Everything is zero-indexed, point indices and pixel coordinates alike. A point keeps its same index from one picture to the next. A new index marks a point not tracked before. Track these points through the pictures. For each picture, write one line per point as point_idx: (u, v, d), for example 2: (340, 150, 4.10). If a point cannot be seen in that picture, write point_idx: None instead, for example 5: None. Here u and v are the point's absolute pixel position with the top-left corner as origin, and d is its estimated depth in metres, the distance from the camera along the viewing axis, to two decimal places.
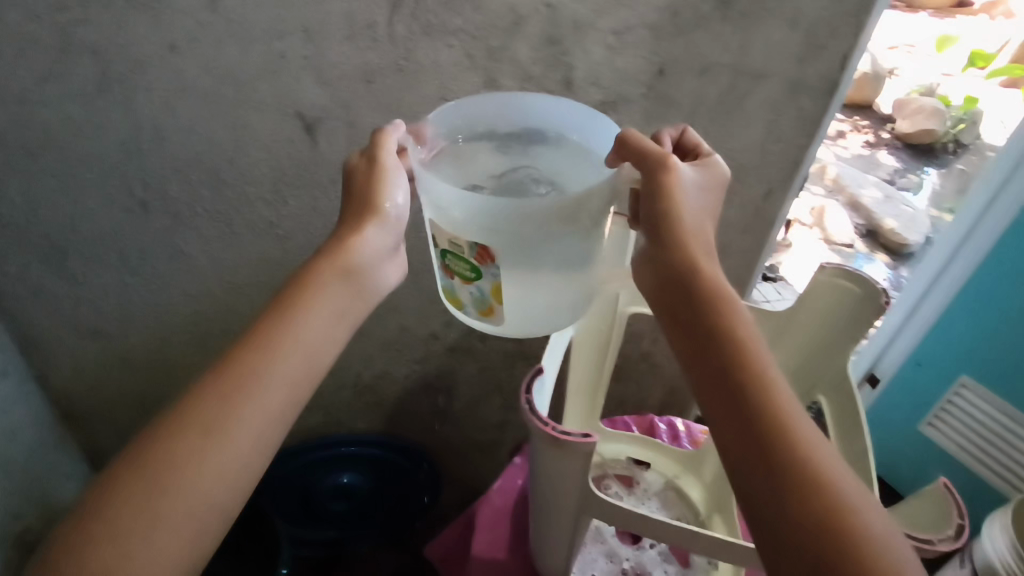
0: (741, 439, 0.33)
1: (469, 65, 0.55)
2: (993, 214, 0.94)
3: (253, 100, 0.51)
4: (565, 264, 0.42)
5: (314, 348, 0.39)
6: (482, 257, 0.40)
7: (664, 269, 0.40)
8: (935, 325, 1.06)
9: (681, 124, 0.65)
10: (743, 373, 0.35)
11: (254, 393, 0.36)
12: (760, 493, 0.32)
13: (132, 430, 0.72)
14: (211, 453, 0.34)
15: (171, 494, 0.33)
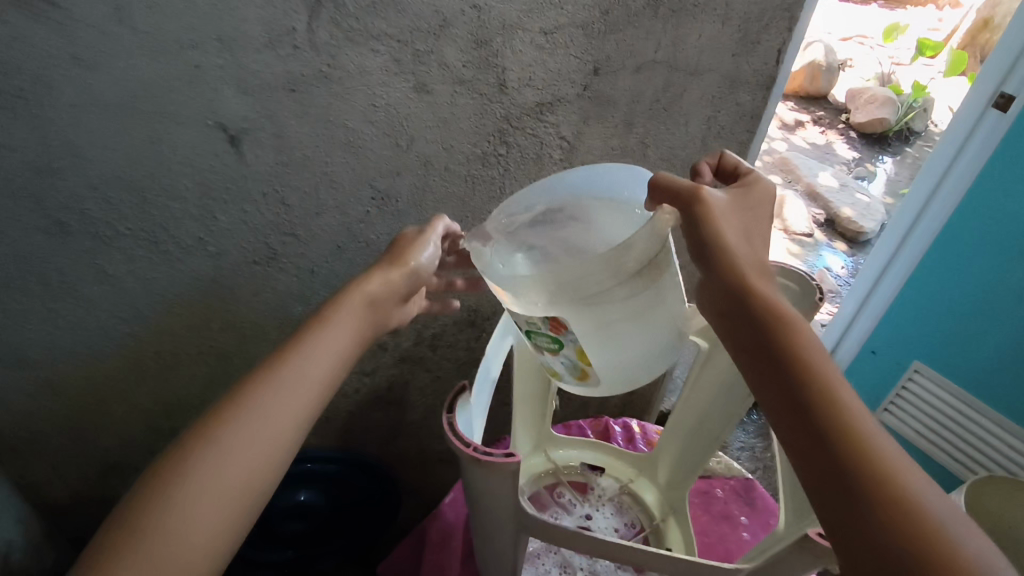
0: (813, 460, 0.32)
1: (396, 70, 0.54)
2: (936, 203, 0.97)
3: (171, 114, 0.49)
4: (632, 311, 0.46)
5: (332, 362, 0.40)
6: (556, 329, 0.46)
7: (719, 296, 0.40)
8: (885, 314, 1.09)
9: (619, 124, 0.65)
10: (807, 391, 0.34)
11: (283, 389, 0.38)
12: (840, 514, 0.30)
13: (69, 462, 0.69)
14: (226, 463, 0.35)
15: (210, 482, 0.34)
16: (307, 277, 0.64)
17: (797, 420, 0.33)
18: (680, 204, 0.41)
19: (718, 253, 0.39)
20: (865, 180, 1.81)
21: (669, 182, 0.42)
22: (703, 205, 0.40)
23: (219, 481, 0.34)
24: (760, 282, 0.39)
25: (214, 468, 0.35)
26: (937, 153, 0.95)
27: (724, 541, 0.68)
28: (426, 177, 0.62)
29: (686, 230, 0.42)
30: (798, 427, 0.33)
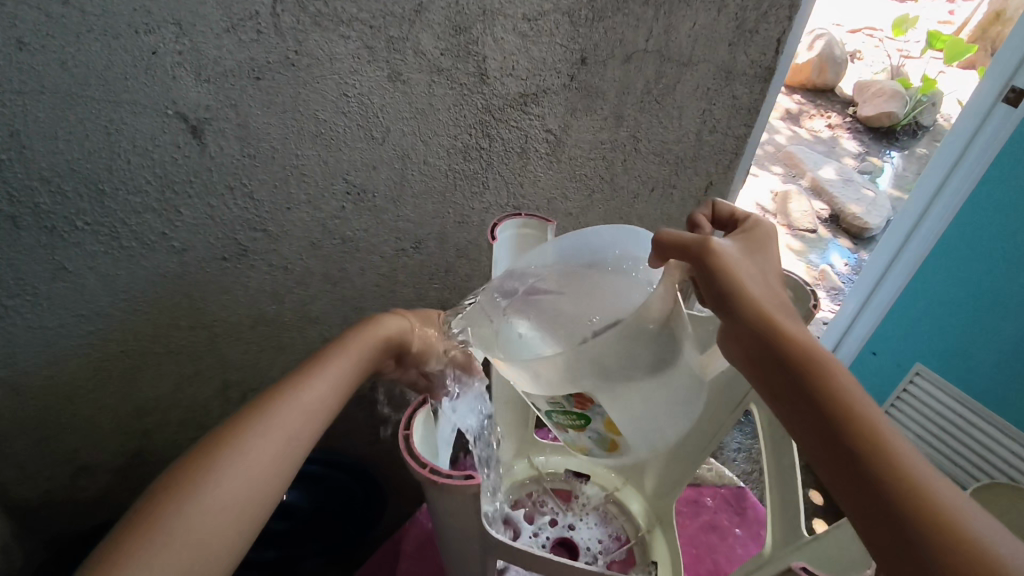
0: (861, 495, 0.30)
1: (369, 58, 0.51)
2: (942, 201, 0.94)
3: (125, 102, 0.47)
4: (654, 366, 0.42)
5: (336, 383, 0.39)
6: (581, 404, 0.44)
7: (743, 341, 0.37)
8: (889, 312, 1.06)
9: (608, 117, 0.62)
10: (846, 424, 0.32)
11: (290, 400, 0.37)
12: (894, 542, 0.28)
13: (35, 463, 0.67)
14: (230, 463, 0.33)
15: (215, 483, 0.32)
16: (280, 273, 0.61)
17: (847, 472, 0.31)
18: (690, 252, 0.40)
19: (737, 296, 0.38)
20: (870, 176, 1.77)
21: (673, 235, 0.41)
22: (714, 252, 0.39)
23: (222, 490, 0.32)
24: (786, 322, 0.37)
25: (221, 476, 0.32)
26: (944, 147, 0.92)
27: (712, 552, 0.65)
28: (404, 170, 0.59)
29: (700, 276, 0.40)
30: (849, 479, 0.31)
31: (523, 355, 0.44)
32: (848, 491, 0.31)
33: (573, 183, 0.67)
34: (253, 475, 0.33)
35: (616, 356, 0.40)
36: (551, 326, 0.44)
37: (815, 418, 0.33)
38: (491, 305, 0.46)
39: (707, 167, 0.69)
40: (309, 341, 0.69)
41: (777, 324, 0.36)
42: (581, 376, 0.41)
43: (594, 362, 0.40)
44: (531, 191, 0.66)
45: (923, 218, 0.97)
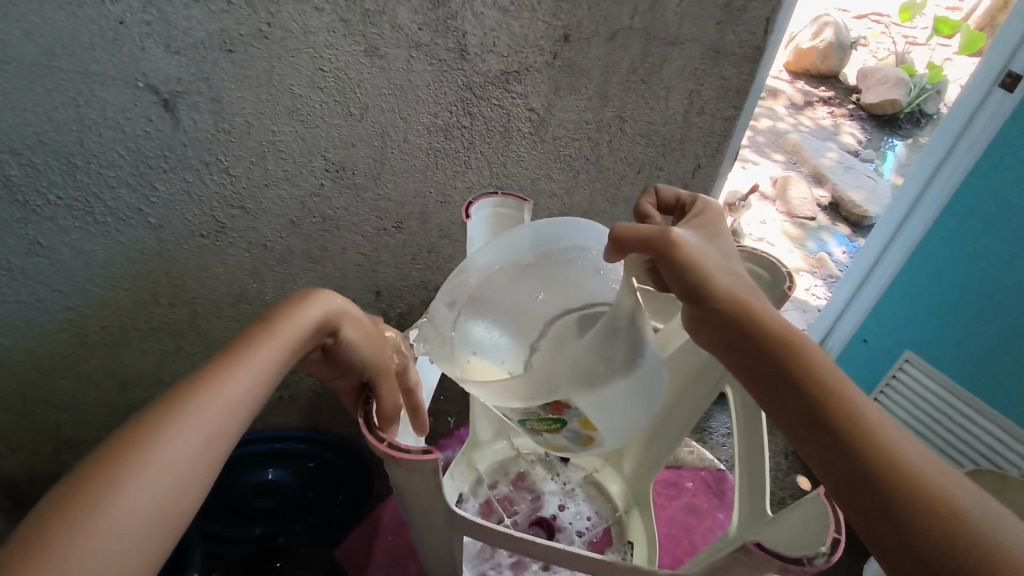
0: (849, 486, 0.31)
1: (344, 32, 0.50)
2: (935, 188, 0.93)
3: (94, 73, 0.46)
4: (628, 362, 0.42)
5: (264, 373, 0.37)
6: (558, 410, 0.42)
7: (719, 331, 0.37)
8: (882, 298, 1.05)
9: (592, 96, 0.60)
10: (831, 415, 0.32)
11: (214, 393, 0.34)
12: (886, 532, 0.29)
13: (16, 439, 0.67)
14: (149, 466, 0.30)
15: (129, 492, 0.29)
16: (260, 250, 0.61)
17: (828, 449, 0.31)
18: (652, 244, 0.38)
19: (704, 287, 0.37)
20: (870, 163, 1.75)
21: (634, 229, 0.39)
22: (676, 241, 0.38)
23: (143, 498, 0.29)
24: (757, 306, 0.36)
25: (139, 484, 0.30)
26: (938, 133, 0.91)
27: (690, 533, 0.66)
28: (384, 149, 0.58)
29: (665, 265, 0.39)
30: (827, 456, 0.31)
31: (495, 359, 0.45)
32: (828, 467, 0.32)
33: (558, 164, 0.66)
34: (183, 468, 0.31)
35: (592, 360, 0.40)
36: (512, 329, 0.45)
37: (791, 400, 0.33)
38: (443, 317, 0.47)
39: (694, 150, 0.68)
40: None
41: (749, 307, 0.36)
42: (557, 378, 0.41)
43: (572, 367, 0.41)
44: (515, 170, 0.65)
45: (916, 205, 0.96)
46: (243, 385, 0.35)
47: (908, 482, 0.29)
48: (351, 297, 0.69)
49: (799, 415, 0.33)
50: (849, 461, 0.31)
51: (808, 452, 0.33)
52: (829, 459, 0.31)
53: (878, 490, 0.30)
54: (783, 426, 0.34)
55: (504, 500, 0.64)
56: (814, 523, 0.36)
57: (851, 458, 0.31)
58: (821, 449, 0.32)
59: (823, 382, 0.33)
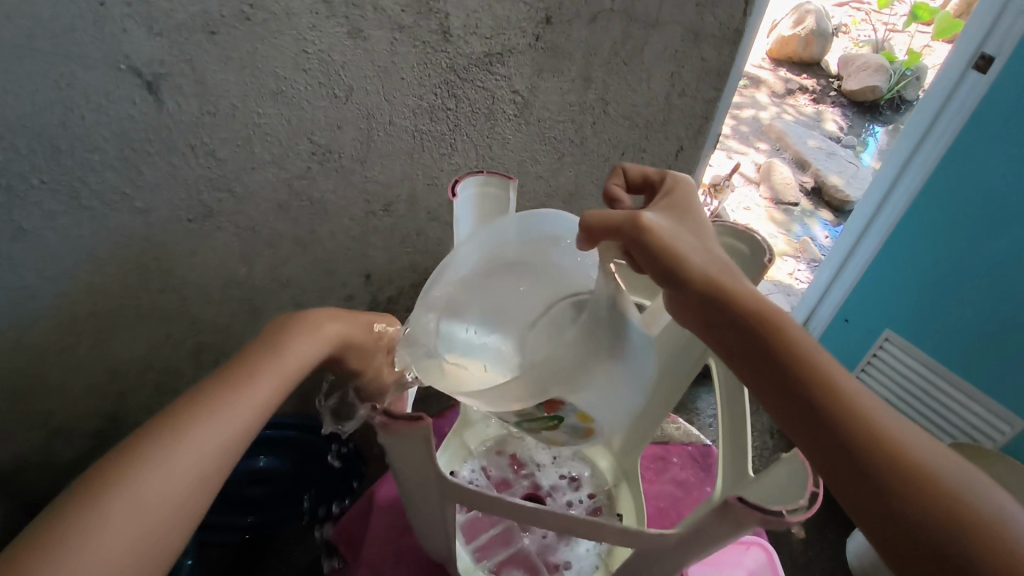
0: (830, 458, 0.32)
1: (327, 14, 0.50)
2: (913, 168, 0.95)
3: (76, 55, 0.46)
4: (613, 350, 0.43)
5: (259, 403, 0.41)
6: (553, 408, 0.44)
7: (696, 313, 0.37)
8: (862, 278, 1.07)
9: (575, 78, 0.61)
10: (812, 393, 0.33)
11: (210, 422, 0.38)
12: (865, 499, 0.31)
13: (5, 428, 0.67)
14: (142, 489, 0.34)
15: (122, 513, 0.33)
16: (248, 235, 0.62)
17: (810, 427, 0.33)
18: (623, 232, 0.39)
19: (679, 270, 0.37)
20: (852, 149, 1.78)
21: (601, 216, 0.39)
22: (647, 227, 0.38)
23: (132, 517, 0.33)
24: (733, 286, 0.37)
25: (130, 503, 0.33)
26: (916, 115, 0.93)
27: (677, 505, 0.68)
28: (370, 131, 0.59)
29: (636, 251, 0.39)
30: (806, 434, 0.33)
31: (483, 362, 0.45)
32: (809, 442, 0.33)
33: (544, 146, 0.67)
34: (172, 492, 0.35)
35: (572, 359, 0.43)
36: (500, 330, 0.45)
37: (770, 379, 0.34)
38: (429, 328, 0.45)
39: (677, 132, 0.69)
40: (280, 306, 0.70)
41: (724, 290, 0.36)
42: (549, 385, 0.43)
43: (556, 365, 0.42)
44: (501, 153, 0.66)
45: (895, 185, 0.98)
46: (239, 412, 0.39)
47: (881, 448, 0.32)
48: (341, 281, 0.70)
49: (779, 394, 0.34)
50: (829, 437, 0.32)
51: (789, 429, 0.34)
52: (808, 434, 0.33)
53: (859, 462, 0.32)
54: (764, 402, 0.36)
55: (495, 478, 0.65)
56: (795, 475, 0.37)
57: (831, 434, 0.32)
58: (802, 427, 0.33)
59: (797, 357, 0.34)
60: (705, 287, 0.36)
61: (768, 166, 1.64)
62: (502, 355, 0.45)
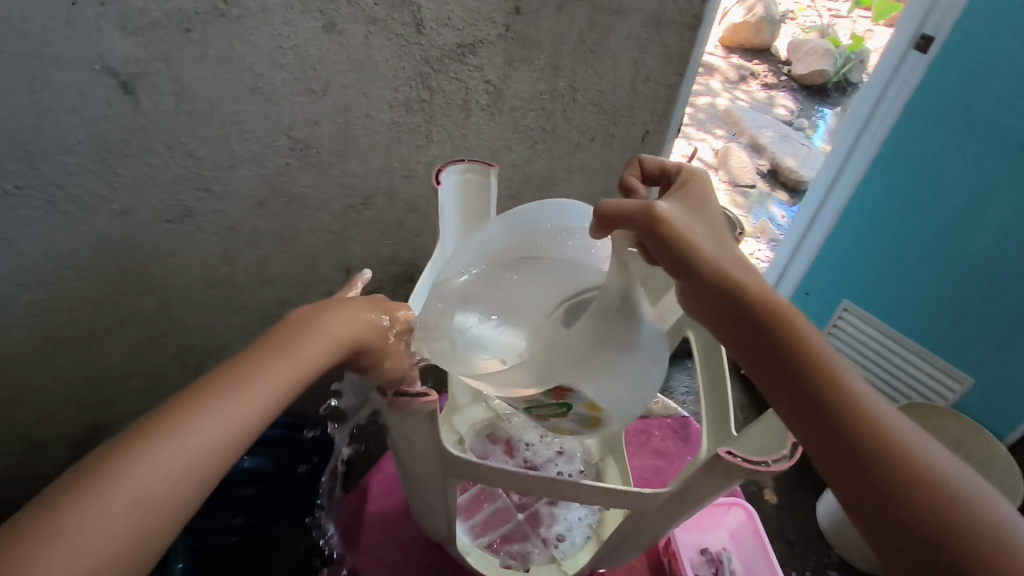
0: (831, 444, 0.37)
1: (302, 9, 0.51)
2: (861, 146, 1.00)
3: (48, 56, 0.45)
4: (623, 337, 0.42)
5: (259, 400, 0.39)
6: (561, 395, 0.43)
7: (708, 306, 0.41)
8: (820, 253, 1.13)
9: (544, 67, 0.63)
10: (812, 384, 0.37)
11: (188, 422, 0.36)
12: (858, 483, 0.36)
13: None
14: (112, 492, 0.33)
15: (88, 518, 0.32)
16: (229, 233, 0.62)
17: (807, 410, 0.37)
18: (638, 225, 0.41)
19: (694, 267, 0.41)
20: (803, 132, 1.85)
21: (615, 205, 0.42)
22: (665, 223, 0.41)
23: (98, 524, 0.32)
24: (743, 283, 0.40)
25: (97, 508, 0.33)
26: (861, 96, 0.97)
27: (661, 475, 0.71)
28: (348, 125, 0.60)
29: (650, 244, 0.42)
30: (798, 417, 0.38)
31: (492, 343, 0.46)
32: (800, 425, 0.38)
33: (516, 135, 0.69)
34: (143, 498, 0.34)
35: (580, 343, 0.43)
36: (508, 316, 0.47)
37: (767, 368, 0.39)
38: (442, 315, 0.46)
39: (643, 116, 0.72)
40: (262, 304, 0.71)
41: (731, 285, 0.40)
42: (558, 372, 0.42)
43: (567, 356, 0.43)
44: (475, 143, 0.68)
45: (846, 162, 1.03)
46: (236, 410, 0.38)
47: (863, 433, 0.36)
48: (323, 274, 0.72)
49: (780, 378, 0.39)
50: (820, 419, 0.37)
51: (781, 412, 0.39)
52: (802, 415, 0.38)
53: (852, 449, 0.36)
54: (766, 390, 0.40)
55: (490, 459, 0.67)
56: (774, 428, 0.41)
57: (821, 417, 0.37)
58: (798, 408, 0.38)
59: (797, 351, 0.38)
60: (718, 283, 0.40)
61: (725, 151, 1.71)
62: (515, 339, 0.46)
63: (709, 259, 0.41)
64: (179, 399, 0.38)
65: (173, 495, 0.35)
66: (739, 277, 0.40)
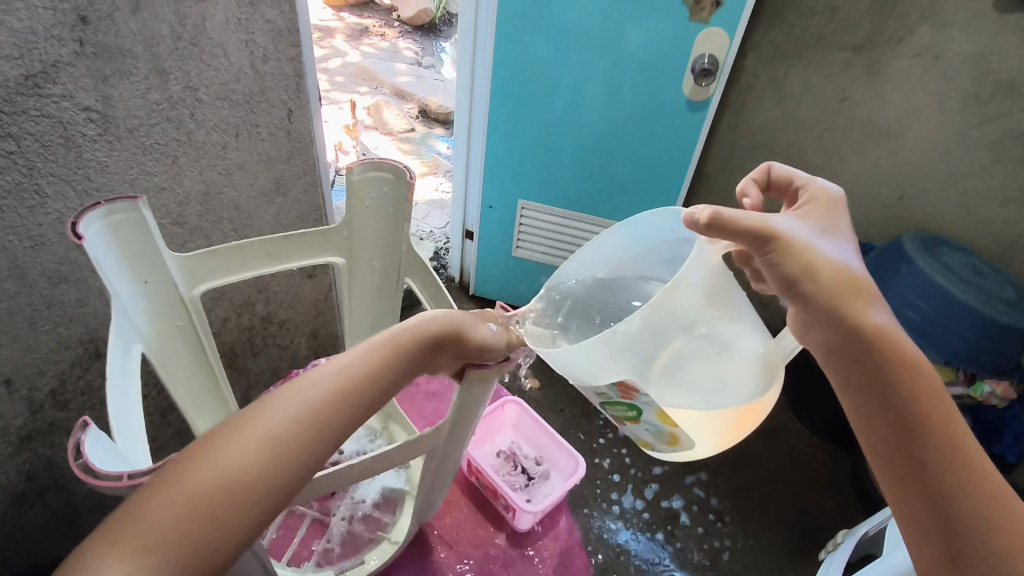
0: (942, 550, 0.46)
1: None
2: (731, 55, 1.21)
3: None
4: (696, 345, 0.58)
5: (361, 377, 0.50)
6: (628, 394, 0.59)
7: (886, 404, 0.49)
8: (685, 160, 1.37)
9: (763, 167, 0.69)
10: (956, 501, 0.46)
11: (338, 364, 0.49)
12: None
13: None
14: (303, 393, 0.47)
15: (296, 397, 0.47)
16: (120, 254, 0.62)
17: (937, 531, 0.46)
18: (833, 317, 0.51)
19: (884, 362, 0.49)
20: None
21: (821, 291, 0.51)
22: (858, 320, 0.50)
23: (281, 414, 0.45)
24: (924, 397, 0.49)
25: (291, 398, 0.47)
26: (722, 21, 1.16)
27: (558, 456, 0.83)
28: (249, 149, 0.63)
29: (843, 331, 0.51)
30: (915, 526, 0.48)
31: (579, 323, 0.69)
32: (923, 532, 0.47)
33: (388, 165, 0.73)
34: (298, 412, 0.46)
35: (659, 331, 0.57)
36: (698, 320, 0.59)
37: (912, 472, 0.48)
38: (632, 327, 0.54)
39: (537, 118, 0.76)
40: (165, 330, 0.70)
41: (913, 388, 0.49)
42: (624, 365, 0.56)
43: (634, 346, 0.55)
44: (357, 173, 0.72)
45: (722, 74, 1.24)
46: (346, 381, 0.49)
47: (996, 559, 0.44)
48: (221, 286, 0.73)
49: (916, 492, 0.48)
50: (955, 543, 0.45)
51: (907, 515, 0.48)
52: (932, 534, 0.47)
53: (966, 556, 0.45)
54: (895, 491, 0.50)
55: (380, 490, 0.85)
56: (945, 480, 0.47)
57: (954, 546, 0.45)
58: (918, 511, 0.47)
59: (946, 465, 0.47)
60: (904, 382, 0.49)
61: None
62: (677, 383, 0.58)
63: (914, 375, 0.49)
64: (356, 349, 0.52)
65: (310, 423, 0.46)
66: (938, 404, 0.48)
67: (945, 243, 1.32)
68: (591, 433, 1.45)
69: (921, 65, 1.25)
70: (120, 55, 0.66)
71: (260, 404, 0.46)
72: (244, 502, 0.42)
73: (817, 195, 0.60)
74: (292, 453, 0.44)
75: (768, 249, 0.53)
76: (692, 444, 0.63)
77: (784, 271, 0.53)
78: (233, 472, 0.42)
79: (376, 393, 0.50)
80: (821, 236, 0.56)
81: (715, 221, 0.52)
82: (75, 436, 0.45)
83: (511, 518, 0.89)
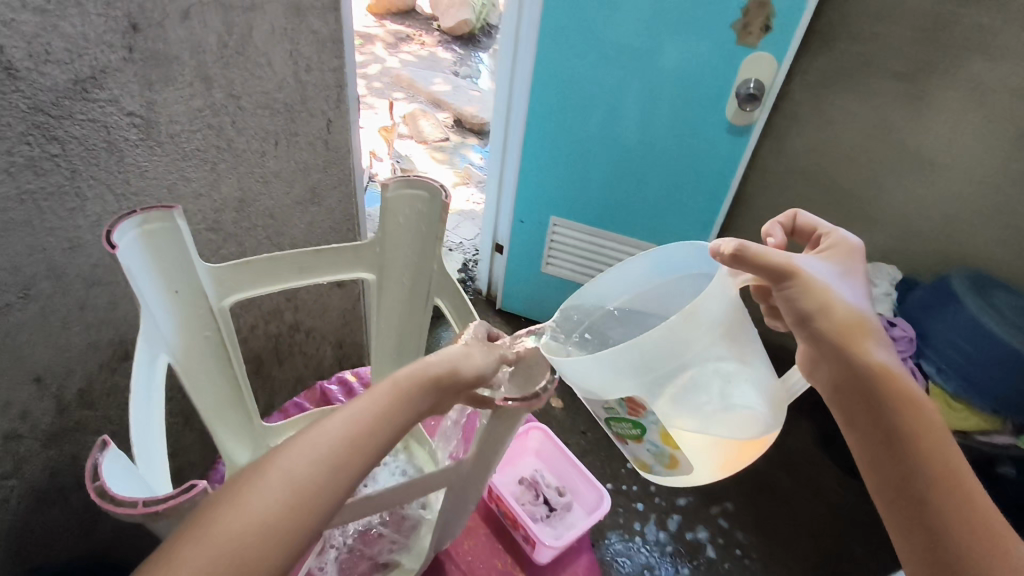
0: None
1: None
2: (777, 80, 1.18)
3: None
4: (707, 375, 0.58)
5: (376, 421, 0.48)
6: (636, 412, 0.59)
7: (887, 439, 0.50)
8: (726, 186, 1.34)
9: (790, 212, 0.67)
10: (955, 538, 0.46)
11: (351, 409, 0.48)
12: None
13: None
14: (318, 440, 0.46)
15: (311, 444, 0.45)
16: (154, 263, 0.62)
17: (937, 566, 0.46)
18: (838, 352, 0.52)
19: (886, 397, 0.50)
20: None
21: (830, 325, 0.52)
22: (862, 356, 0.51)
23: (298, 461, 0.44)
24: (926, 433, 0.49)
25: (308, 441, 0.45)
26: (768, 45, 1.14)
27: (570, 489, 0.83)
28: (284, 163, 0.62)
29: (849, 367, 0.51)
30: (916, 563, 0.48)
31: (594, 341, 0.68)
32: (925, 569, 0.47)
33: (422, 183, 0.72)
34: (315, 459, 0.45)
35: (673, 354, 0.56)
36: (713, 351, 0.58)
37: (913, 507, 0.48)
38: (647, 348, 0.54)
39: None
40: (194, 340, 0.70)
41: (915, 425, 0.49)
42: (635, 383, 0.56)
43: (646, 364, 0.55)
44: (393, 190, 0.72)
45: (766, 98, 1.21)
46: (359, 427, 0.47)
47: None
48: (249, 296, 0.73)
49: (918, 529, 0.47)
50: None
51: (908, 550, 0.48)
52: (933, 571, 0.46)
53: None
54: (897, 527, 0.49)
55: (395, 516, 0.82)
56: (944, 516, 0.47)
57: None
58: (919, 547, 0.47)
59: (945, 501, 0.47)
60: (906, 418, 0.49)
61: None
62: (684, 407, 0.57)
63: (916, 412, 0.49)
64: (368, 392, 0.49)
65: (325, 470, 0.45)
66: (940, 442, 0.48)
67: (997, 284, 1.26)
68: (613, 459, 1.42)
69: (977, 99, 1.21)
70: (167, 62, 0.66)
71: (274, 455, 0.45)
72: (268, 550, 0.41)
73: (839, 242, 0.59)
74: (310, 502, 0.44)
75: (785, 283, 0.53)
76: (691, 468, 0.63)
77: (799, 306, 0.53)
78: (255, 521, 0.42)
79: (390, 437, 0.49)
80: (838, 276, 0.56)
81: (740, 254, 0.51)
82: (93, 458, 0.44)
83: (530, 550, 0.88)
